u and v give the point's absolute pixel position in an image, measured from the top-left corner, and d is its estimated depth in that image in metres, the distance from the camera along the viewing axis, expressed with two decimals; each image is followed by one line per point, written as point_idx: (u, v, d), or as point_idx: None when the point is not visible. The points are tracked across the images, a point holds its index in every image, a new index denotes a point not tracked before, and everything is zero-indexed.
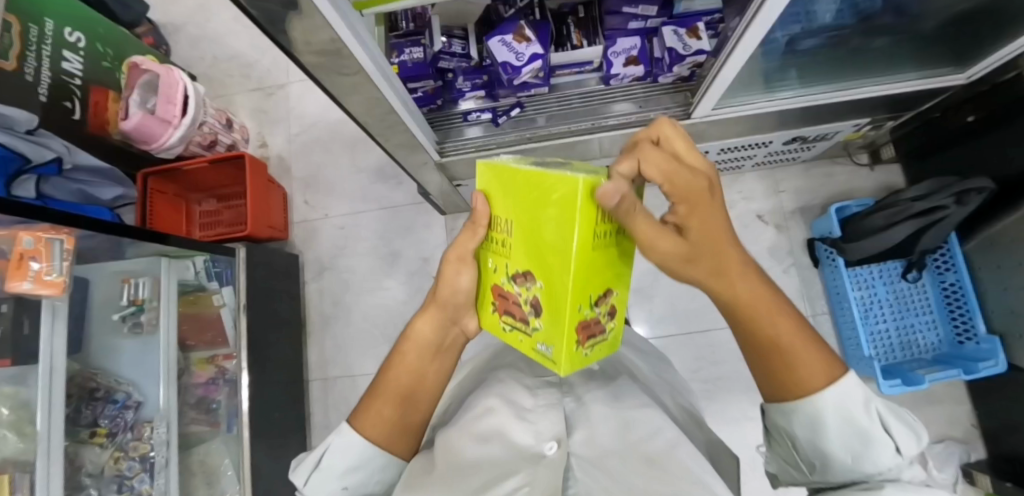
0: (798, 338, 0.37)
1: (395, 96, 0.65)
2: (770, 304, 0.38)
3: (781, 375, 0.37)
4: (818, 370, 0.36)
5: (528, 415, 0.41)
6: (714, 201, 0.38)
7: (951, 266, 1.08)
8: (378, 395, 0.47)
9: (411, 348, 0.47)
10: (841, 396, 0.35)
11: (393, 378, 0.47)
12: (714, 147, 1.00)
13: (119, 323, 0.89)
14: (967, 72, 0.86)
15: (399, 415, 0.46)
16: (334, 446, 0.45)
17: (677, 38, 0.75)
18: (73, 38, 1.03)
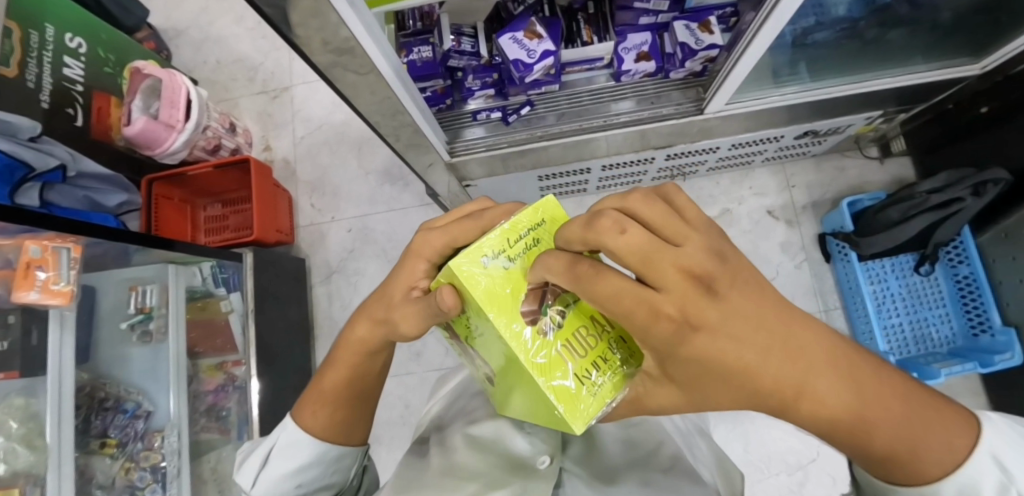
0: (902, 441, 0.25)
1: (407, 96, 0.65)
2: (848, 420, 0.25)
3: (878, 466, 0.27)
4: (942, 450, 0.25)
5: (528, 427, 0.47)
6: (692, 345, 0.25)
7: (964, 258, 1.07)
8: (317, 397, 0.47)
9: (346, 352, 0.45)
10: (975, 477, 0.25)
11: (330, 383, 0.46)
12: (725, 141, 0.97)
13: (127, 331, 0.87)
14: (981, 63, 0.86)
15: (339, 415, 0.47)
16: (279, 445, 0.47)
17: (689, 32, 0.74)
18: (74, 43, 1.02)
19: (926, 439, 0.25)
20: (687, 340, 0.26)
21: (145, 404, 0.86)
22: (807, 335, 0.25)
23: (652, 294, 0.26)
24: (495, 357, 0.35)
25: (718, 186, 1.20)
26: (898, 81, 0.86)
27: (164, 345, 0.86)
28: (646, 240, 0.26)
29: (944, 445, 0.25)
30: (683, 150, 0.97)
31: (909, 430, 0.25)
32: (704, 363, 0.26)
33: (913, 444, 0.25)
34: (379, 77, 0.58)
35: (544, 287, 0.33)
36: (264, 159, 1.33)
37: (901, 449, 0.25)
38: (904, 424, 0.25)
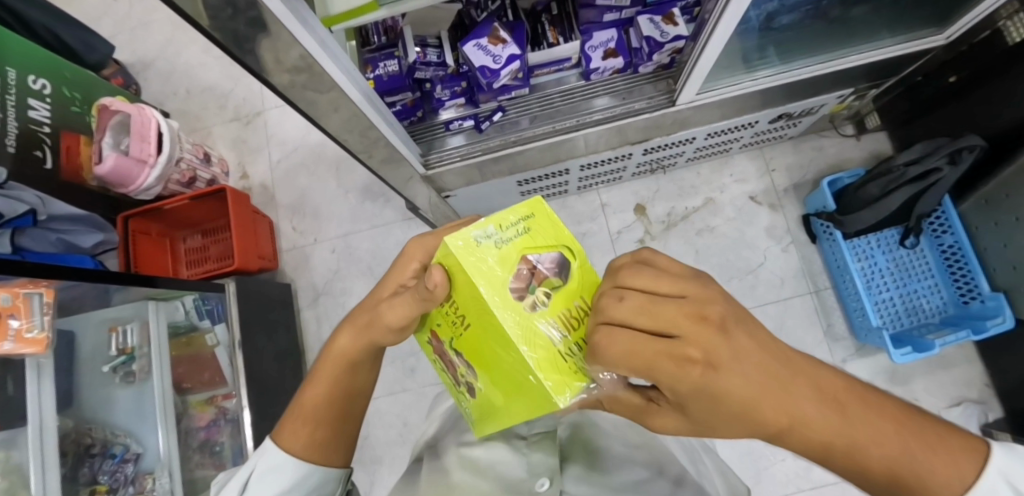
0: (903, 460, 0.25)
1: (376, 113, 0.65)
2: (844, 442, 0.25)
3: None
4: (949, 472, 0.25)
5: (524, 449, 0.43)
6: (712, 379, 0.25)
7: (947, 227, 1.08)
8: (299, 413, 0.44)
9: (331, 361, 0.44)
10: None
11: (314, 397, 0.44)
12: (700, 132, 0.97)
13: (109, 374, 0.85)
14: (945, 33, 0.85)
15: (324, 433, 0.44)
16: (256, 468, 0.43)
17: (653, 26, 0.75)
18: (38, 85, 1.00)
19: (928, 460, 0.25)
20: (705, 386, 0.25)
21: (133, 446, 0.83)
22: (800, 373, 0.26)
23: (669, 342, 0.25)
24: (479, 351, 0.35)
25: (699, 176, 1.20)
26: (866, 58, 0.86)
27: (148, 384, 0.84)
28: (643, 299, 0.26)
29: (950, 471, 0.25)
30: (659, 143, 0.97)
31: (904, 450, 0.25)
32: (716, 402, 0.26)
33: (916, 466, 0.25)
34: (342, 94, 0.57)
35: (535, 269, 0.32)
36: (242, 186, 1.31)
37: (899, 470, 0.25)
38: (898, 446, 0.25)
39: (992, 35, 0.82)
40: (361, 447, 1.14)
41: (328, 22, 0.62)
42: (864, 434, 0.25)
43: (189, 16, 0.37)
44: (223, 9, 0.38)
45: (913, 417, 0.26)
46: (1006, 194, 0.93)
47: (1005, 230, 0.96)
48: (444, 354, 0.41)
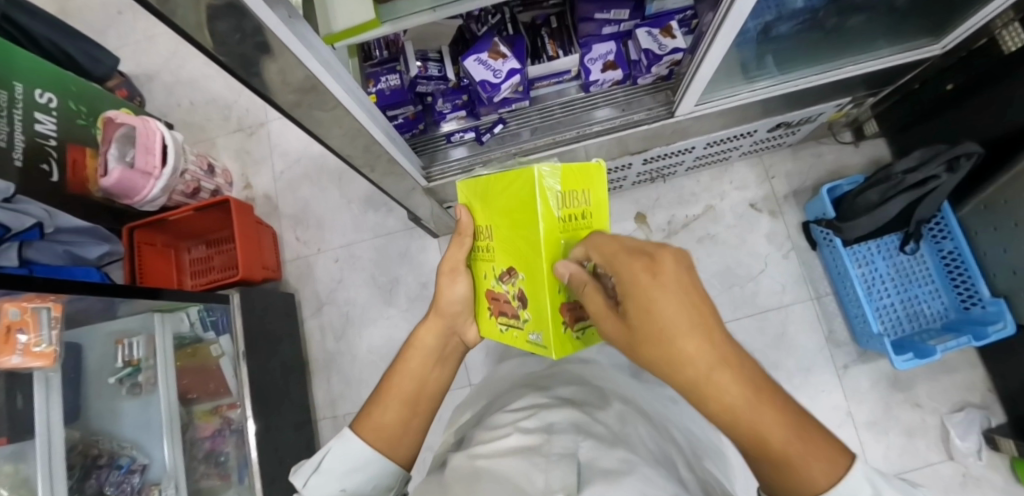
0: (788, 432, 0.28)
1: (379, 130, 0.66)
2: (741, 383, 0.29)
3: (774, 467, 0.29)
4: (824, 476, 0.28)
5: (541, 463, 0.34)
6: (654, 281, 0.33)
7: (947, 234, 1.08)
8: (384, 397, 0.53)
9: (415, 355, 0.56)
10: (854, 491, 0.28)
11: (397, 384, 0.54)
12: (700, 141, 0.98)
13: (116, 386, 0.85)
14: (941, 43, 0.86)
15: (404, 416, 0.52)
16: (335, 449, 0.48)
17: (651, 39, 0.76)
18: (45, 99, 1.01)
19: (805, 446, 0.29)
20: (651, 284, 0.33)
21: (140, 457, 0.84)
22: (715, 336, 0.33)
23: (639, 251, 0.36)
24: (510, 248, 0.51)
25: (699, 183, 1.20)
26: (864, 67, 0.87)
27: (154, 396, 0.85)
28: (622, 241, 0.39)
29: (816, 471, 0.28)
30: (658, 153, 0.98)
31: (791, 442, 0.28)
32: (651, 310, 0.33)
33: (797, 447, 0.28)
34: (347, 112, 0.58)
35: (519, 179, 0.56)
36: (246, 196, 1.32)
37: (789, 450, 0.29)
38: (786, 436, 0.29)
39: (988, 44, 0.83)
40: None
41: (330, 40, 0.64)
42: (757, 417, 0.29)
43: (198, 40, 0.38)
44: (231, 35, 0.38)
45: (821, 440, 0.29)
46: (1005, 199, 0.94)
47: (1004, 236, 0.97)
48: (499, 297, 0.55)
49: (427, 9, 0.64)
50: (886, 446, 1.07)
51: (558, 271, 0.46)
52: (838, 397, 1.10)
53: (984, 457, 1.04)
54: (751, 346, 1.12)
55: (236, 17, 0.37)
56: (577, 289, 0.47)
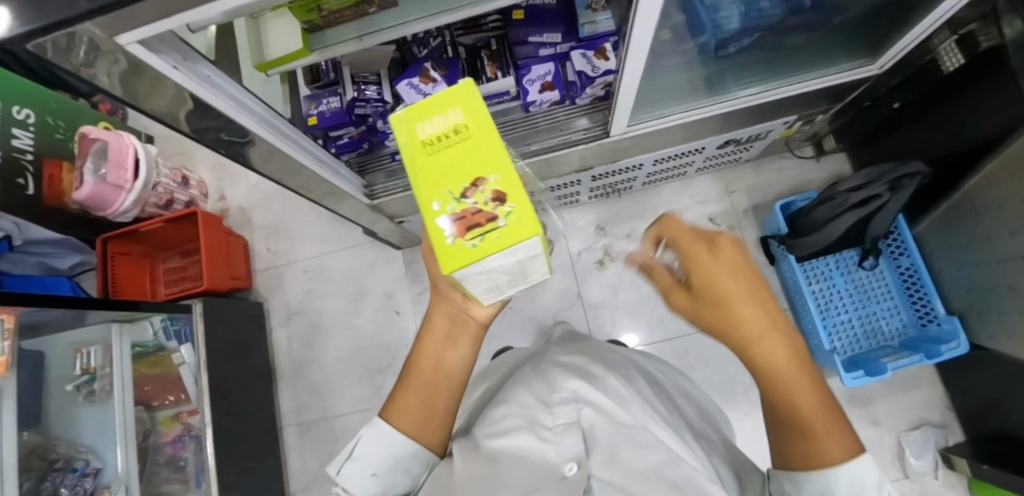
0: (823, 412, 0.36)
1: (302, 155, 0.68)
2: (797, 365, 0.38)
3: (803, 438, 0.36)
4: (829, 442, 0.35)
5: (547, 435, 0.38)
6: (735, 259, 0.39)
7: (904, 250, 1.08)
8: (407, 384, 0.49)
9: (427, 340, 0.49)
10: (861, 472, 0.34)
11: (419, 366, 0.49)
12: (647, 158, 1.00)
13: (74, 392, 0.90)
14: (878, 62, 0.86)
15: (423, 406, 0.48)
16: (366, 437, 0.46)
17: (586, 61, 0.78)
18: (22, 115, 1.06)
19: (827, 429, 0.36)
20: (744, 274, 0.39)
21: (93, 461, 0.87)
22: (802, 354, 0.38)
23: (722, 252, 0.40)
24: None
25: (660, 198, 1.21)
26: (802, 87, 0.87)
27: (110, 403, 0.88)
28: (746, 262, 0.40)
29: (828, 444, 0.35)
30: (606, 170, 1.00)
31: (814, 413, 0.36)
32: (744, 284, 0.38)
33: (815, 426, 0.36)
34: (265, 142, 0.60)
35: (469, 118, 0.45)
36: (220, 208, 1.36)
37: (796, 419, 0.37)
38: (807, 407, 0.36)
39: (931, 62, 0.83)
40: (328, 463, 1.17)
41: (261, 67, 0.67)
42: (797, 389, 0.37)
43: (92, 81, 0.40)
44: (122, 77, 0.41)
45: (830, 414, 0.37)
46: (956, 217, 0.94)
47: (957, 253, 0.96)
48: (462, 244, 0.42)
49: (354, 37, 0.67)
50: None
51: (441, 197, 0.35)
52: None
53: (942, 476, 1.03)
54: (708, 361, 1.13)
55: (120, 63, 0.39)
56: (475, 207, 0.34)
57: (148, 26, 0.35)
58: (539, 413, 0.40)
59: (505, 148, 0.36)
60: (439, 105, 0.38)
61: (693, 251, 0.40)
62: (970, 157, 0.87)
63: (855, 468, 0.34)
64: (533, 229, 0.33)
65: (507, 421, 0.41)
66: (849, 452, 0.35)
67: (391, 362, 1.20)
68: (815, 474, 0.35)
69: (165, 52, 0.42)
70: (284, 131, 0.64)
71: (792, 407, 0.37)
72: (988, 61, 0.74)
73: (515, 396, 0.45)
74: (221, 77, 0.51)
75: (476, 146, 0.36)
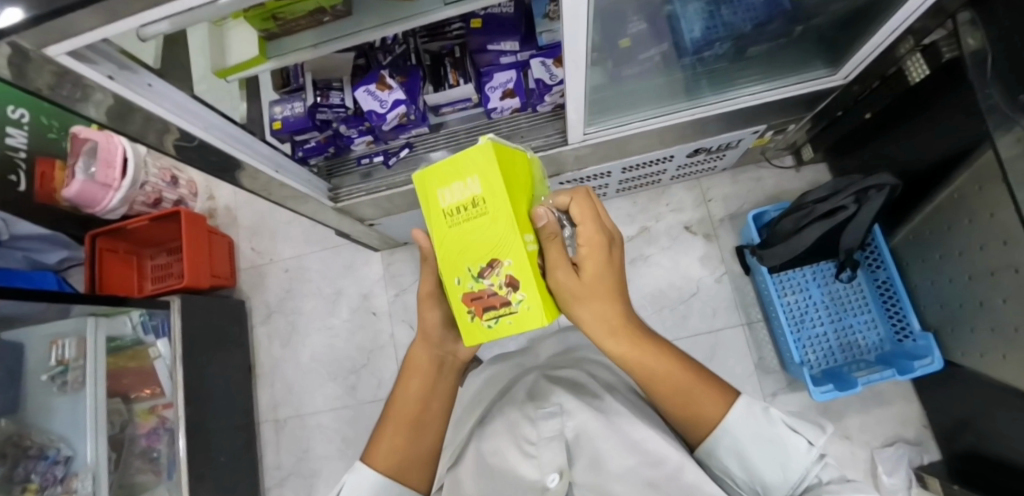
0: (696, 380, 0.43)
1: (254, 158, 0.72)
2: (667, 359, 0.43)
3: (685, 409, 0.42)
4: (710, 404, 0.41)
5: (529, 448, 0.44)
6: (610, 254, 0.44)
7: (881, 263, 1.06)
8: (390, 419, 0.48)
9: (410, 370, 0.50)
10: (742, 412, 0.40)
11: (401, 399, 0.49)
12: (615, 166, 1.01)
13: (48, 383, 0.93)
14: (841, 73, 0.86)
15: (411, 441, 0.46)
16: (347, 483, 0.43)
17: (545, 69, 0.80)
18: (17, 115, 1.10)
19: (697, 391, 0.42)
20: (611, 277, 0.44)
21: (65, 449, 0.91)
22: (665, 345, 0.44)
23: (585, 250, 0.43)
24: None
25: (635, 205, 1.22)
26: (760, 97, 0.88)
27: (82, 394, 0.92)
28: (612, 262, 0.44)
29: (710, 405, 0.41)
30: (573, 177, 1.01)
31: (687, 384, 0.43)
32: (608, 281, 0.43)
33: (688, 392, 0.42)
34: (213, 147, 0.63)
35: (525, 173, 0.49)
36: (208, 207, 1.40)
37: (684, 408, 0.42)
38: (686, 381, 0.43)
39: (899, 71, 0.82)
40: (301, 459, 1.20)
41: (222, 73, 0.69)
42: (671, 377, 0.43)
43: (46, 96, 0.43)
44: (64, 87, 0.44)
45: (699, 374, 0.44)
46: (930, 230, 0.92)
47: (931, 268, 0.94)
48: None
49: (310, 45, 0.69)
50: None
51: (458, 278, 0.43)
52: None
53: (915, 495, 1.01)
54: None
55: (55, 74, 0.41)
56: (490, 289, 0.41)
57: (82, 35, 0.38)
58: (524, 428, 0.45)
59: (515, 231, 0.40)
60: (459, 176, 0.42)
61: (590, 241, 0.43)
62: (935, 172, 0.86)
63: (735, 412, 0.40)
64: (539, 318, 0.40)
65: (496, 444, 0.47)
66: (726, 402, 0.41)
67: (365, 361, 1.23)
68: (713, 435, 0.41)
69: (100, 63, 0.45)
70: (235, 136, 0.69)
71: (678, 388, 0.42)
72: (952, 72, 0.73)
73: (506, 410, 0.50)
74: (166, 86, 0.55)
75: (491, 225, 0.40)
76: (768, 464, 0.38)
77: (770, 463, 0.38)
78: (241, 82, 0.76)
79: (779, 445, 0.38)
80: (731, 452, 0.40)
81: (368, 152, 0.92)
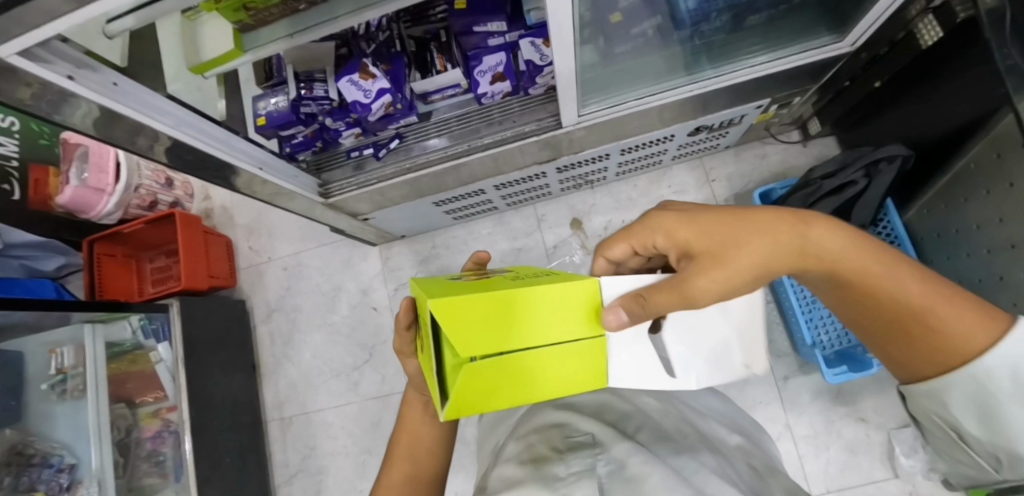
0: (916, 289, 0.40)
1: (232, 156, 0.70)
2: (869, 259, 0.41)
3: (924, 333, 0.40)
4: (962, 335, 0.39)
5: (557, 484, 0.36)
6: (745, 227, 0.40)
7: (894, 238, 1.00)
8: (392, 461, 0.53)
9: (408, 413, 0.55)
10: (1003, 349, 0.38)
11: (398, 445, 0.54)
12: (612, 149, 0.98)
13: (48, 391, 0.95)
14: (849, 40, 0.81)
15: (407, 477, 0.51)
16: None
17: (534, 49, 0.77)
18: (7, 122, 1.08)
19: (934, 315, 0.39)
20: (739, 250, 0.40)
21: (68, 457, 0.91)
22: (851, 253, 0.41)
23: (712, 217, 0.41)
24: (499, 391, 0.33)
25: (636, 188, 1.18)
26: (759, 69, 0.83)
27: (82, 400, 0.93)
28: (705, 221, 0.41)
29: (962, 329, 0.39)
30: (570, 161, 0.98)
31: (910, 293, 0.40)
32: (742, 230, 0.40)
33: (922, 312, 0.40)
34: (187, 145, 0.61)
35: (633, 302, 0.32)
36: (205, 208, 1.38)
37: (906, 314, 0.40)
38: (903, 288, 0.40)
39: (909, 34, 0.78)
40: (307, 457, 1.20)
41: (197, 69, 0.67)
42: (891, 286, 0.40)
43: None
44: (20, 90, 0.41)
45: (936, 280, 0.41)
46: (945, 203, 0.88)
47: (948, 243, 0.90)
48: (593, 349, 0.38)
49: (285, 35, 0.66)
50: (826, 463, 1.02)
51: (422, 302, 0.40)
52: (776, 410, 1.05)
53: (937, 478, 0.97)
54: None
55: (23, 81, 0.40)
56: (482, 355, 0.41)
57: (23, 34, 0.36)
58: (548, 466, 0.39)
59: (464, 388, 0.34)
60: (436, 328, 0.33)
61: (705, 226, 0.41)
62: (947, 141, 0.82)
63: (997, 344, 0.38)
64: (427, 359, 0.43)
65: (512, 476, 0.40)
66: (980, 325, 0.39)
67: (367, 357, 1.21)
68: (966, 369, 0.39)
69: (56, 62, 0.43)
70: (210, 133, 0.66)
71: (893, 299, 0.40)
72: (971, 32, 0.68)
73: (533, 439, 0.45)
74: (131, 84, 0.53)
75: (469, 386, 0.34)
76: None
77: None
78: (220, 76, 0.75)
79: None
80: (980, 389, 0.40)
81: (357, 145, 0.91)
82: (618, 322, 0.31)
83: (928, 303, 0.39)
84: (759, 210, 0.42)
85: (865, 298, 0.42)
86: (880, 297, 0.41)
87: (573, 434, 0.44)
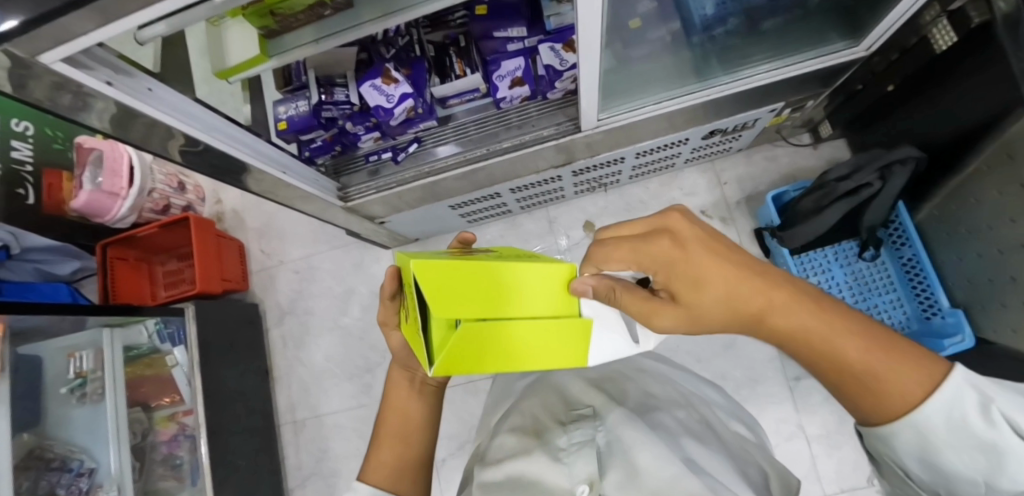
0: (869, 345, 0.33)
1: (257, 159, 0.70)
2: (818, 309, 0.34)
3: (857, 389, 0.33)
4: (895, 392, 0.31)
5: (560, 455, 0.35)
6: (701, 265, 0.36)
7: (906, 240, 1.02)
8: (380, 443, 0.52)
9: (394, 393, 0.55)
10: (946, 402, 0.30)
11: (387, 424, 0.53)
12: (627, 152, 0.98)
13: (67, 395, 0.95)
14: (864, 44, 0.82)
15: (395, 459, 0.50)
16: None
17: (553, 54, 0.77)
18: (21, 127, 1.10)
19: (883, 371, 0.32)
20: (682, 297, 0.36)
21: (87, 461, 0.92)
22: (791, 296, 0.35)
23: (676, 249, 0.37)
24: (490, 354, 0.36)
25: (647, 190, 1.19)
26: (774, 74, 0.84)
27: (101, 404, 0.94)
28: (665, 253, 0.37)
29: (902, 386, 0.31)
30: (586, 165, 0.99)
31: (856, 353, 0.32)
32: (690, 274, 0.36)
33: (866, 370, 0.32)
34: (214, 149, 0.62)
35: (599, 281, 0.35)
36: (216, 211, 1.39)
37: (842, 372, 0.33)
38: (854, 345, 0.33)
39: (922, 39, 0.79)
40: (320, 460, 1.20)
41: (223, 73, 0.67)
42: (833, 340, 0.33)
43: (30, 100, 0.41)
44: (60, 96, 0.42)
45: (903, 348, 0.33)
46: (956, 204, 0.89)
47: (959, 245, 0.91)
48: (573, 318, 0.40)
49: (310, 40, 0.66)
50: (840, 463, 1.02)
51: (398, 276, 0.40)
52: (789, 410, 1.06)
53: None
54: (696, 357, 1.12)
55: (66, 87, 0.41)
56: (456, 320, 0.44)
57: (68, 42, 0.36)
58: (553, 437, 0.38)
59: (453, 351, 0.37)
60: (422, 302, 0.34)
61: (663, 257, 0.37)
62: (957, 143, 0.83)
63: (934, 405, 0.30)
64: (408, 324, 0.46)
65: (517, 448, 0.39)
66: (927, 381, 0.31)
67: (380, 360, 1.22)
68: (898, 425, 0.32)
69: (96, 68, 0.43)
70: (236, 137, 0.67)
71: (827, 352, 0.34)
72: (984, 37, 0.69)
73: (539, 413, 0.45)
74: (164, 90, 0.54)
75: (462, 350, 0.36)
76: (965, 464, 0.31)
77: (970, 458, 0.30)
78: (243, 82, 0.76)
79: (994, 452, 0.29)
80: (916, 446, 0.32)
81: (376, 149, 0.91)
82: (587, 291, 0.34)
83: (868, 367, 0.32)
84: (730, 253, 0.37)
85: (811, 356, 0.35)
86: (814, 349, 0.34)
87: (576, 408, 0.44)
